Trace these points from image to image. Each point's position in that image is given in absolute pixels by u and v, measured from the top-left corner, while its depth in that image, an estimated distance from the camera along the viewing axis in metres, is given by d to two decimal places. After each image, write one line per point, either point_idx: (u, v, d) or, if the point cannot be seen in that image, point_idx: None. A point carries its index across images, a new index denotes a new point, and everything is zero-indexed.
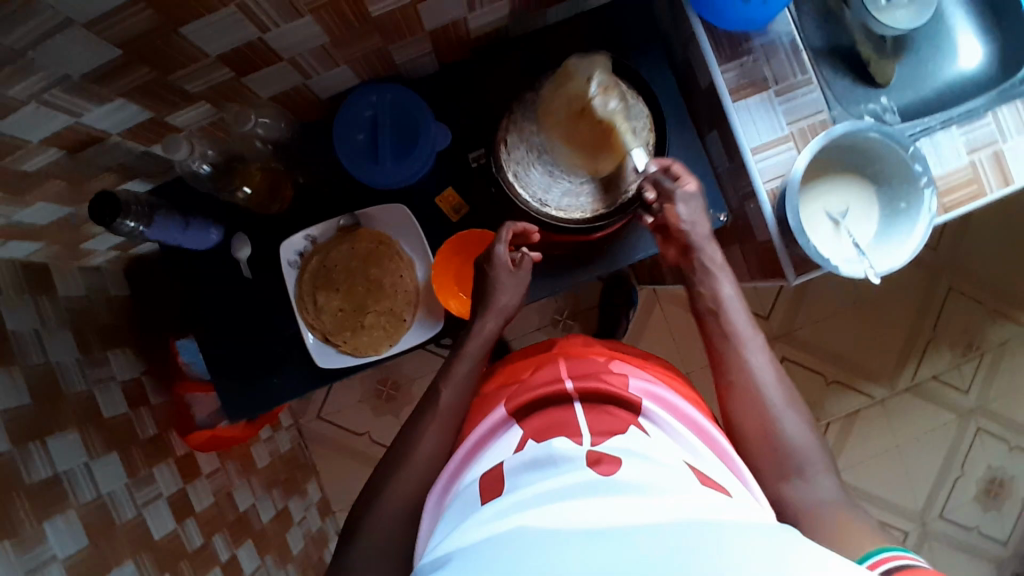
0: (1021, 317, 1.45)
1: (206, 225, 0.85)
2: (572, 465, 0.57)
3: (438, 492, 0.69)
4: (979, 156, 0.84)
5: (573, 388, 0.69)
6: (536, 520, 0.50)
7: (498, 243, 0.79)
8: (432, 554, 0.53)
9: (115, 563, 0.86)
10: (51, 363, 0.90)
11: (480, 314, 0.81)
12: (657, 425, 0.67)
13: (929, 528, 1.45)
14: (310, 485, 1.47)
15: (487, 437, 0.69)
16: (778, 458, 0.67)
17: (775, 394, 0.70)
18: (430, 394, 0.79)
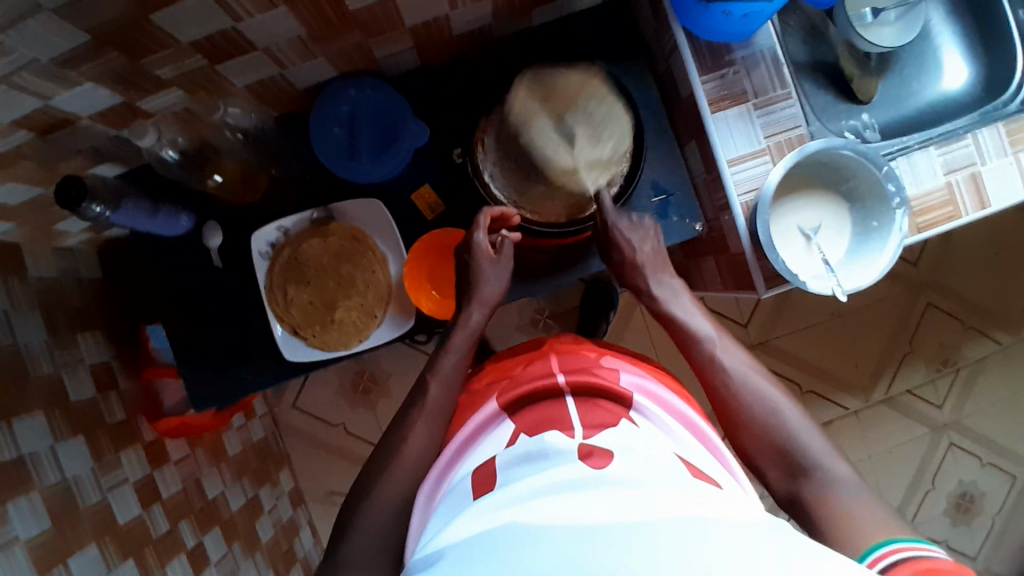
0: (997, 335, 1.47)
1: (176, 213, 0.84)
2: (562, 458, 0.57)
3: (430, 483, 0.69)
4: (955, 177, 0.82)
5: (564, 382, 0.70)
6: (530, 514, 0.49)
7: (477, 229, 0.78)
8: (424, 551, 0.53)
9: (78, 546, 0.85)
10: (18, 345, 0.89)
11: (466, 303, 0.80)
12: (648, 420, 0.68)
13: None
14: (282, 475, 1.47)
15: (478, 428, 0.70)
16: (786, 462, 0.68)
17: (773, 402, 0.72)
18: (419, 386, 0.78)
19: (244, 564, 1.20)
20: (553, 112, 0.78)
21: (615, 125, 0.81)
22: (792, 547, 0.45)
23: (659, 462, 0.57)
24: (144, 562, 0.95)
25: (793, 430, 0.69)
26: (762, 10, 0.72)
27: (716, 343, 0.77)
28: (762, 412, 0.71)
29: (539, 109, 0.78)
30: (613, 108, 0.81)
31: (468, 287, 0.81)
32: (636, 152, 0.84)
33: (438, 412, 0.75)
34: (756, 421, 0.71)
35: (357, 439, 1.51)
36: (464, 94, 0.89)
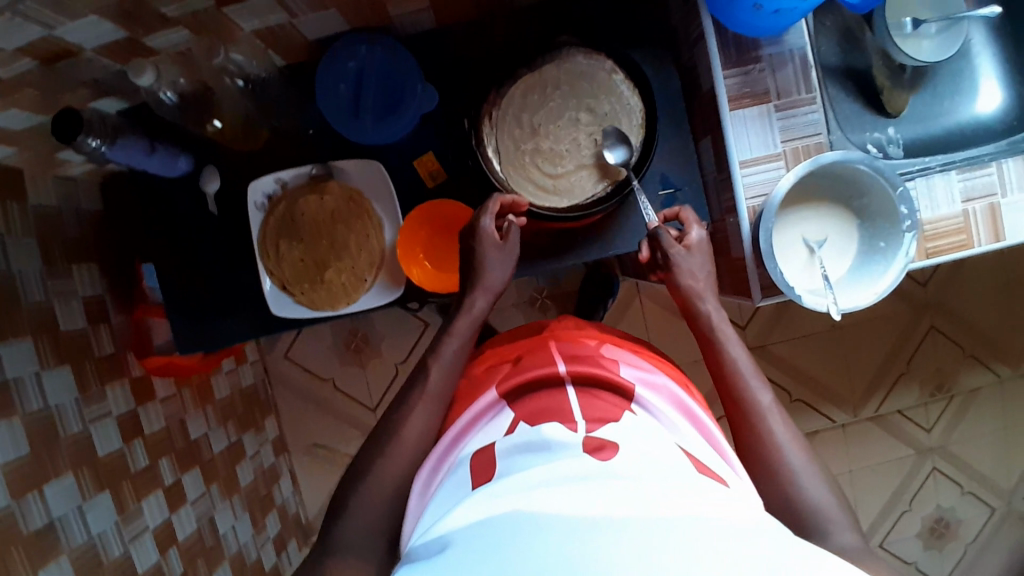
0: (996, 366, 1.45)
1: (175, 153, 0.83)
2: (566, 450, 0.56)
3: (428, 469, 0.68)
4: (973, 206, 0.80)
5: (565, 372, 0.68)
6: (533, 506, 0.49)
7: (485, 214, 0.75)
8: (423, 538, 0.52)
9: (55, 474, 0.88)
10: (12, 271, 0.89)
11: (468, 290, 0.78)
12: (650, 413, 0.66)
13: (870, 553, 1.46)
14: (268, 422, 1.49)
15: (479, 413, 0.69)
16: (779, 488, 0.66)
17: (780, 430, 0.69)
18: (420, 367, 0.76)
19: (219, 506, 1.23)
20: (557, 103, 0.80)
21: (623, 117, 0.80)
22: (794, 549, 0.44)
23: (664, 458, 0.56)
24: (120, 495, 0.98)
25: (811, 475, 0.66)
26: (796, 7, 0.69)
27: (756, 384, 0.72)
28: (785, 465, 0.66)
29: (543, 99, 0.80)
30: (621, 98, 0.81)
31: (471, 273, 0.78)
32: (647, 143, 0.81)
33: (423, 386, 0.74)
34: (771, 467, 0.67)
35: (344, 396, 1.52)
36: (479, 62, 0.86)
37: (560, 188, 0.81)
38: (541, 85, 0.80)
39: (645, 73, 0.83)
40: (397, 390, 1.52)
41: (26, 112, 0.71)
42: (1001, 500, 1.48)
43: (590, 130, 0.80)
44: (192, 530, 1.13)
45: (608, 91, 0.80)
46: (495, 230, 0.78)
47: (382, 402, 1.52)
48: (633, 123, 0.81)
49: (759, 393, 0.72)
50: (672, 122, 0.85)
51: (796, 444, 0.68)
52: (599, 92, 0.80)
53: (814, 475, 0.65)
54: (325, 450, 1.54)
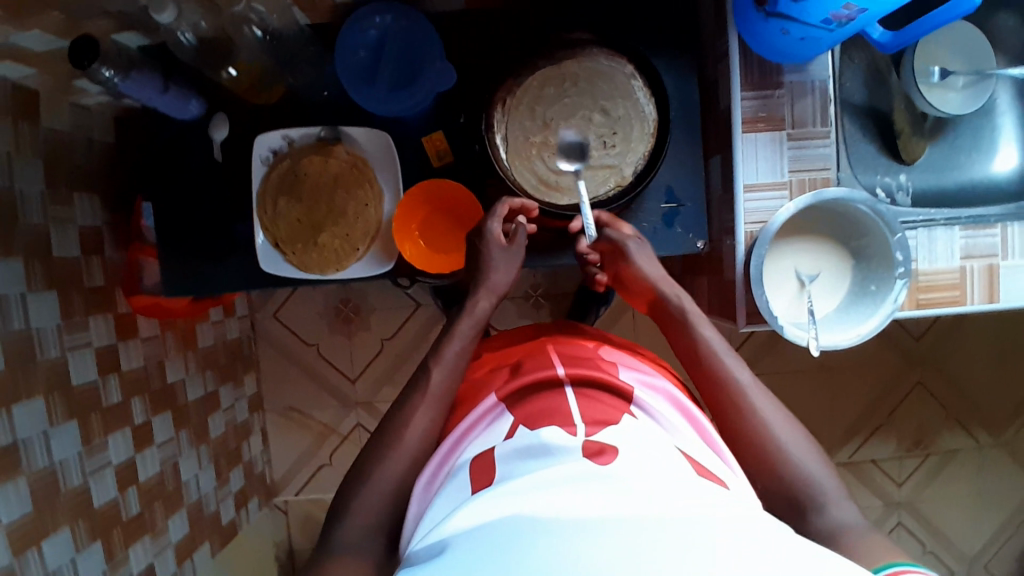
0: (976, 431, 1.44)
1: (187, 95, 0.84)
2: (565, 455, 0.54)
3: (429, 471, 0.66)
4: (971, 263, 0.80)
5: (565, 374, 0.67)
6: (534, 508, 0.47)
7: (492, 218, 0.78)
8: (426, 541, 0.50)
9: (26, 396, 0.88)
10: (13, 188, 0.90)
11: (473, 291, 0.79)
12: (650, 415, 0.65)
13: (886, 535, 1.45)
14: (247, 377, 1.49)
15: (479, 417, 0.67)
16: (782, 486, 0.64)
17: (770, 414, 0.67)
18: (421, 371, 0.75)
19: (185, 452, 1.24)
20: (570, 101, 0.80)
21: (636, 124, 0.80)
22: (805, 550, 0.43)
23: (661, 460, 0.55)
24: (87, 426, 0.99)
25: (806, 462, 0.64)
26: (822, 37, 0.69)
27: (732, 363, 0.71)
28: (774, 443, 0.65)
29: (557, 94, 0.80)
30: (635, 104, 0.81)
31: (476, 276, 0.81)
32: (654, 154, 0.81)
33: (424, 382, 0.73)
34: (760, 450, 0.65)
35: (327, 363, 1.52)
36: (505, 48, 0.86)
37: (561, 182, 0.81)
38: (557, 81, 0.80)
39: (665, 84, 0.82)
40: (379, 366, 1.52)
41: (48, 35, 0.72)
42: (961, 564, 1.48)
43: (600, 131, 0.80)
44: (154, 472, 1.14)
45: (621, 93, 0.80)
46: (502, 233, 0.81)
47: (363, 375, 1.52)
48: (644, 131, 0.81)
49: (735, 371, 0.70)
50: (685, 137, 0.85)
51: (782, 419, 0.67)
52: (615, 96, 0.80)
53: (805, 449, 0.65)
54: (300, 414, 1.54)
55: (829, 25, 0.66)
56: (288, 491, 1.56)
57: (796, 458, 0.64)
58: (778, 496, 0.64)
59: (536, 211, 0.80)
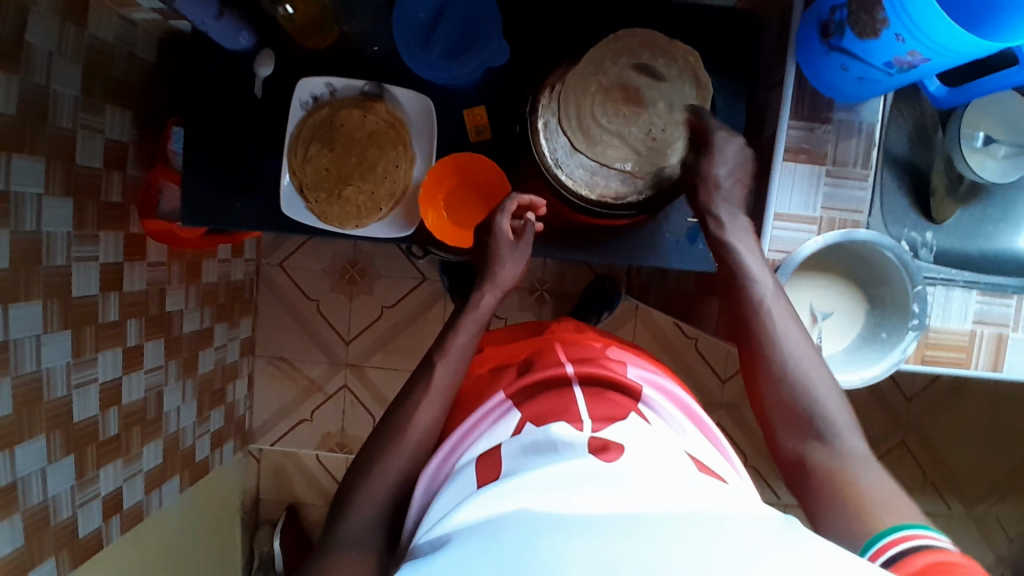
0: (950, 498, 1.45)
1: (238, 26, 0.84)
2: (571, 453, 0.54)
3: (437, 462, 0.66)
4: (981, 329, 0.81)
5: (573, 372, 0.68)
6: (538, 504, 0.48)
7: (501, 213, 0.79)
8: (430, 534, 0.52)
9: (25, 298, 0.88)
10: (48, 87, 0.89)
11: (478, 287, 0.79)
12: (657, 413, 0.66)
13: (954, 518, 1.45)
14: (243, 321, 1.49)
15: (485, 413, 0.67)
16: (796, 416, 0.65)
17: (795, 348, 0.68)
18: (424, 367, 0.75)
19: (171, 383, 1.24)
20: (631, 73, 0.81)
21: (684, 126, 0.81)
22: (803, 546, 0.43)
23: (663, 459, 0.55)
24: (80, 339, 0.98)
25: (821, 396, 0.65)
26: (880, 81, 0.68)
27: (761, 286, 0.71)
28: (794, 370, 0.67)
29: (616, 67, 0.81)
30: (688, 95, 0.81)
31: (485, 270, 0.81)
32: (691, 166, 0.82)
33: (428, 377, 0.74)
34: (779, 374, 0.67)
35: (323, 320, 1.52)
36: (560, 35, 0.85)
37: (614, 151, 0.81)
38: (615, 53, 0.81)
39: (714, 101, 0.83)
40: (375, 332, 1.52)
41: None
42: None
43: (656, 109, 0.81)
44: (138, 397, 1.14)
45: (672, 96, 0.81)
46: (510, 230, 0.81)
47: (357, 338, 1.52)
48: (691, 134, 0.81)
49: (769, 297, 0.70)
50: None
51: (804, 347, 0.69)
52: (673, 81, 0.81)
53: (823, 381, 0.67)
54: (288, 365, 1.54)
55: (890, 69, 0.66)
56: (264, 439, 1.56)
57: (812, 387, 0.66)
58: (786, 416, 0.66)
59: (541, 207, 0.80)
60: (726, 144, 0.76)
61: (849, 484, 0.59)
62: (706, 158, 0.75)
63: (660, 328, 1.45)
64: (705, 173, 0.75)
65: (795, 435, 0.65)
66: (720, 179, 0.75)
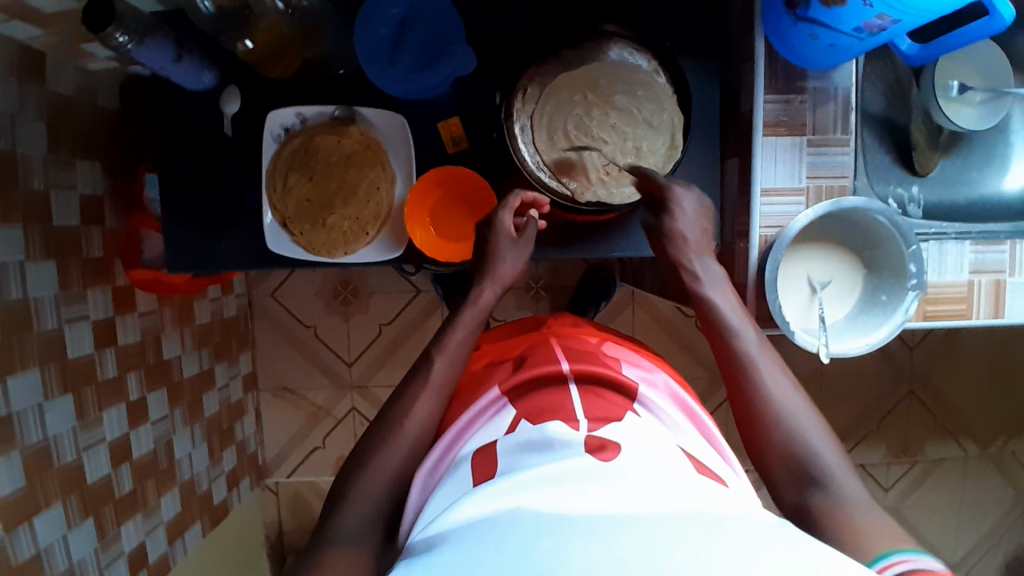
0: (964, 442, 1.46)
1: (200, 66, 0.82)
2: (569, 450, 0.54)
3: (429, 465, 0.66)
4: (979, 278, 0.81)
5: (569, 369, 0.68)
6: (537, 503, 0.48)
7: (504, 209, 0.78)
8: (425, 532, 0.51)
9: (22, 367, 0.87)
10: (15, 150, 0.88)
11: (479, 280, 0.80)
12: (653, 412, 0.65)
13: (970, 459, 1.47)
14: (243, 356, 1.48)
15: (481, 410, 0.67)
16: (792, 465, 0.65)
17: (782, 398, 0.69)
18: (423, 360, 0.76)
19: (179, 430, 1.23)
20: (619, 92, 0.80)
21: (660, 138, 0.80)
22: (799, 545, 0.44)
23: (660, 457, 0.55)
24: (82, 401, 0.97)
25: (811, 440, 0.66)
26: (851, 46, 0.69)
27: (745, 336, 0.72)
28: (787, 421, 0.67)
29: (610, 90, 0.80)
30: (660, 152, 0.80)
31: (483, 264, 0.81)
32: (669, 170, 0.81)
33: (424, 372, 0.74)
34: (773, 429, 0.67)
35: (323, 346, 1.51)
36: (543, 34, 0.84)
37: (566, 172, 0.80)
38: (614, 75, 0.80)
39: (687, 82, 0.82)
40: (377, 350, 1.51)
41: None
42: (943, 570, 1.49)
43: (635, 130, 0.80)
44: (148, 449, 1.13)
45: (648, 111, 0.80)
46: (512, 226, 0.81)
47: (359, 359, 1.52)
48: (664, 150, 0.80)
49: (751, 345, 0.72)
50: (703, 135, 0.84)
51: (795, 398, 0.69)
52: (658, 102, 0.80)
53: (813, 425, 0.67)
54: (294, 395, 1.53)
55: (859, 34, 0.66)
56: (279, 472, 1.55)
57: (808, 439, 0.66)
58: (785, 471, 0.66)
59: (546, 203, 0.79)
60: (684, 199, 0.77)
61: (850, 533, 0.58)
62: (666, 215, 0.77)
63: (659, 310, 1.45)
64: (665, 229, 0.77)
65: (793, 485, 0.65)
66: (685, 230, 0.77)
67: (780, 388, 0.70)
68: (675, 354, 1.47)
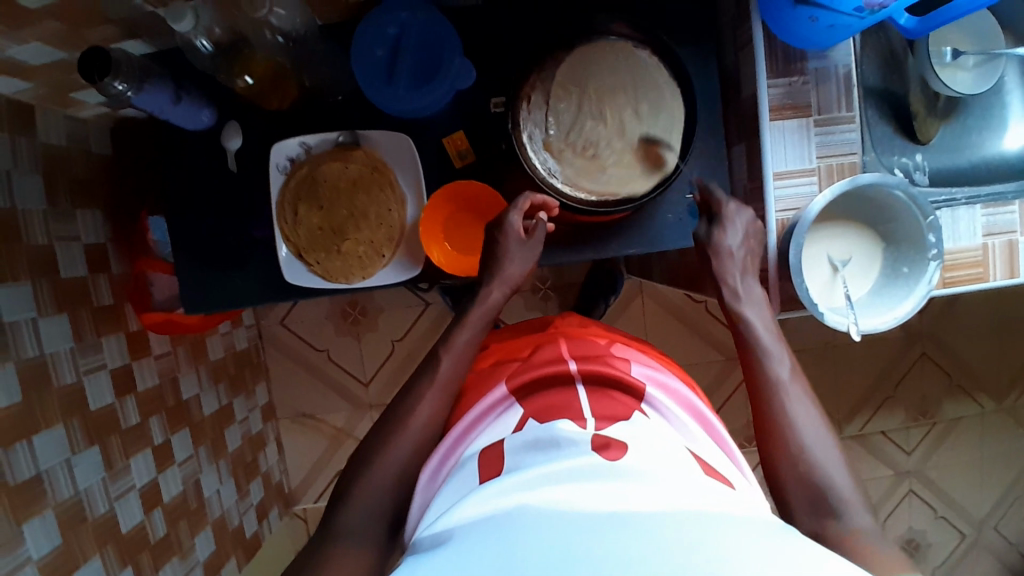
0: (980, 398, 1.48)
1: (199, 104, 0.82)
2: (576, 449, 0.54)
3: (436, 459, 0.66)
4: (993, 241, 0.82)
5: (576, 369, 0.67)
6: (542, 500, 0.48)
7: (514, 210, 0.78)
8: (432, 529, 0.51)
9: (45, 425, 0.86)
10: (14, 207, 0.86)
11: (486, 282, 0.79)
12: (661, 413, 0.64)
13: (987, 415, 1.49)
14: (258, 387, 1.47)
15: (488, 409, 0.66)
16: (813, 499, 0.64)
17: (811, 434, 0.67)
18: (430, 357, 0.76)
19: (205, 468, 1.22)
20: (618, 81, 0.80)
21: (667, 110, 0.80)
22: (796, 542, 0.45)
23: (667, 458, 0.54)
24: (108, 451, 0.96)
25: (834, 476, 0.64)
26: (851, 25, 0.69)
27: (777, 360, 0.72)
28: (813, 452, 0.66)
29: (608, 88, 0.79)
30: (670, 129, 0.80)
31: (490, 262, 0.80)
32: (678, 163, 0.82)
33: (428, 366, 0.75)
34: (798, 457, 0.66)
35: (337, 368, 1.51)
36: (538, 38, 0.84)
37: (572, 177, 0.80)
38: (604, 69, 0.79)
39: (687, 72, 0.83)
40: (392, 368, 1.51)
41: (39, 42, 0.71)
42: (971, 526, 1.51)
43: (641, 114, 0.80)
44: (177, 491, 1.12)
45: (653, 92, 0.80)
46: (521, 228, 0.80)
47: (375, 377, 1.51)
48: (673, 124, 0.81)
49: (783, 373, 0.71)
50: (707, 125, 0.85)
51: (822, 428, 0.68)
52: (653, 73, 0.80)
53: (836, 460, 0.65)
54: (312, 420, 1.53)
55: (861, 13, 0.67)
56: (306, 498, 1.55)
57: (829, 473, 0.64)
58: (803, 498, 0.64)
59: (553, 203, 0.79)
60: (737, 216, 0.78)
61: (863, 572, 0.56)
62: (717, 228, 0.77)
63: (668, 299, 1.46)
64: (718, 243, 0.77)
65: (809, 516, 0.63)
66: (732, 249, 0.77)
67: (808, 418, 0.68)
68: (689, 340, 1.47)
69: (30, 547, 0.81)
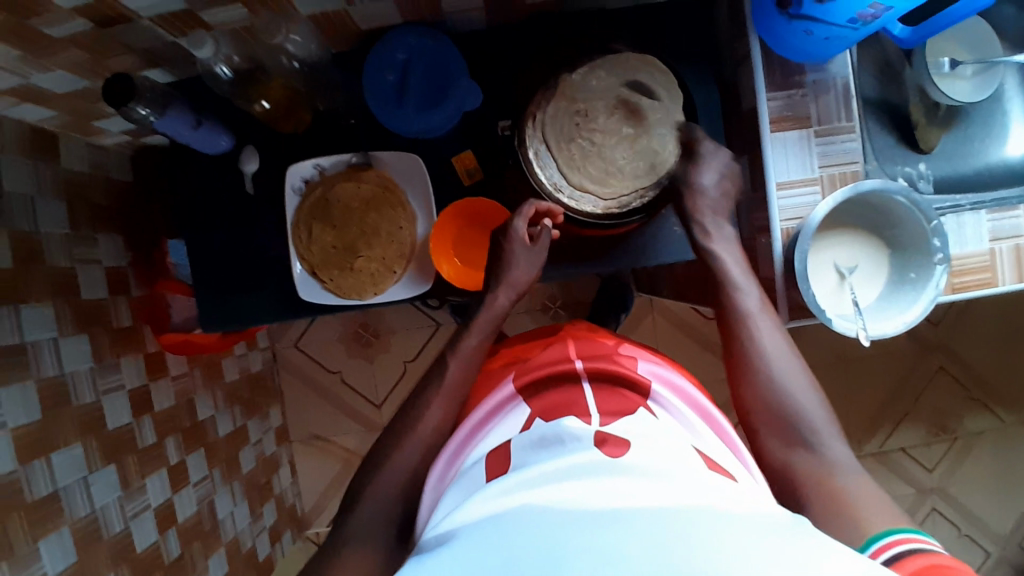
0: (1000, 411, 1.45)
1: (218, 130, 0.84)
2: (578, 445, 0.55)
3: (443, 462, 0.67)
4: (1000, 245, 0.82)
5: (582, 368, 0.67)
6: (543, 498, 0.48)
7: (519, 217, 0.79)
8: (435, 530, 0.52)
9: (63, 443, 0.87)
10: (38, 232, 0.89)
11: (492, 286, 0.80)
12: (667, 410, 0.65)
13: (1009, 428, 1.46)
14: (272, 410, 1.48)
15: (494, 410, 0.67)
16: (785, 425, 0.69)
17: (780, 363, 0.73)
18: (437, 366, 0.77)
19: (219, 489, 1.22)
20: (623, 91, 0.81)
21: (663, 121, 0.82)
22: (803, 540, 0.44)
23: (671, 453, 0.54)
24: (124, 470, 0.97)
25: (801, 401, 0.70)
26: (845, 36, 0.71)
27: (746, 293, 0.77)
28: (781, 383, 0.71)
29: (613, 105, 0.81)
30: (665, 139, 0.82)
31: (497, 267, 0.81)
32: None
33: (439, 376, 0.75)
34: (768, 387, 0.71)
35: (350, 390, 1.52)
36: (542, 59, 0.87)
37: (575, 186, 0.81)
38: (606, 89, 0.81)
39: (688, 88, 0.85)
40: (404, 388, 1.52)
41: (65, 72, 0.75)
42: (998, 544, 1.47)
43: (647, 123, 0.82)
44: (191, 512, 1.12)
45: (649, 102, 0.82)
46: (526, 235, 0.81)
47: (387, 399, 1.52)
48: (668, 134, 0.82)
49: (753, 305, 0.76)
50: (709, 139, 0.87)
51: (789, 357, 0.73)
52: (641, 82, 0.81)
53: (804, 386, 0.71)
54: (325, 442, 1.53)
55: (854, 24, 0.68)
56: (319, 521, 1.54)
57: (798, 398, 0.70)
58: (771, 423, 0.70)
59: (559, 215, 0.81)
60: (713, 155, 0.81)
61: (833, 495, 0.63)
62: (693, 167, 0.81)
63: (678, 316, 1.46)
64: (693, 180, 0.81)
65: (779, 439, 0.69)
66: (706, 185, 0.81)
67: (775, 347, 0.74)
68: (702, 357, 1.47)
69: (46, 563, 0.81)
